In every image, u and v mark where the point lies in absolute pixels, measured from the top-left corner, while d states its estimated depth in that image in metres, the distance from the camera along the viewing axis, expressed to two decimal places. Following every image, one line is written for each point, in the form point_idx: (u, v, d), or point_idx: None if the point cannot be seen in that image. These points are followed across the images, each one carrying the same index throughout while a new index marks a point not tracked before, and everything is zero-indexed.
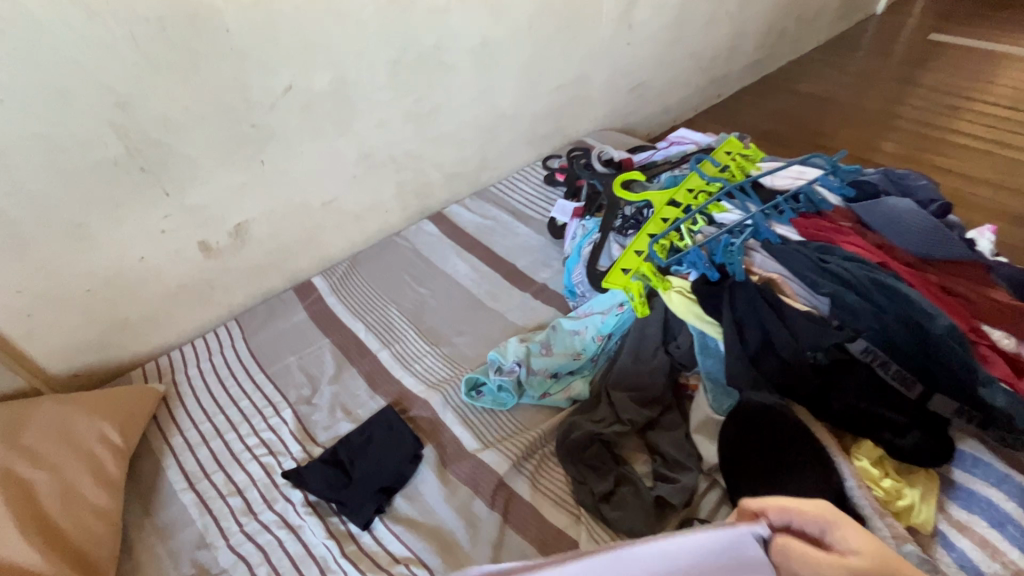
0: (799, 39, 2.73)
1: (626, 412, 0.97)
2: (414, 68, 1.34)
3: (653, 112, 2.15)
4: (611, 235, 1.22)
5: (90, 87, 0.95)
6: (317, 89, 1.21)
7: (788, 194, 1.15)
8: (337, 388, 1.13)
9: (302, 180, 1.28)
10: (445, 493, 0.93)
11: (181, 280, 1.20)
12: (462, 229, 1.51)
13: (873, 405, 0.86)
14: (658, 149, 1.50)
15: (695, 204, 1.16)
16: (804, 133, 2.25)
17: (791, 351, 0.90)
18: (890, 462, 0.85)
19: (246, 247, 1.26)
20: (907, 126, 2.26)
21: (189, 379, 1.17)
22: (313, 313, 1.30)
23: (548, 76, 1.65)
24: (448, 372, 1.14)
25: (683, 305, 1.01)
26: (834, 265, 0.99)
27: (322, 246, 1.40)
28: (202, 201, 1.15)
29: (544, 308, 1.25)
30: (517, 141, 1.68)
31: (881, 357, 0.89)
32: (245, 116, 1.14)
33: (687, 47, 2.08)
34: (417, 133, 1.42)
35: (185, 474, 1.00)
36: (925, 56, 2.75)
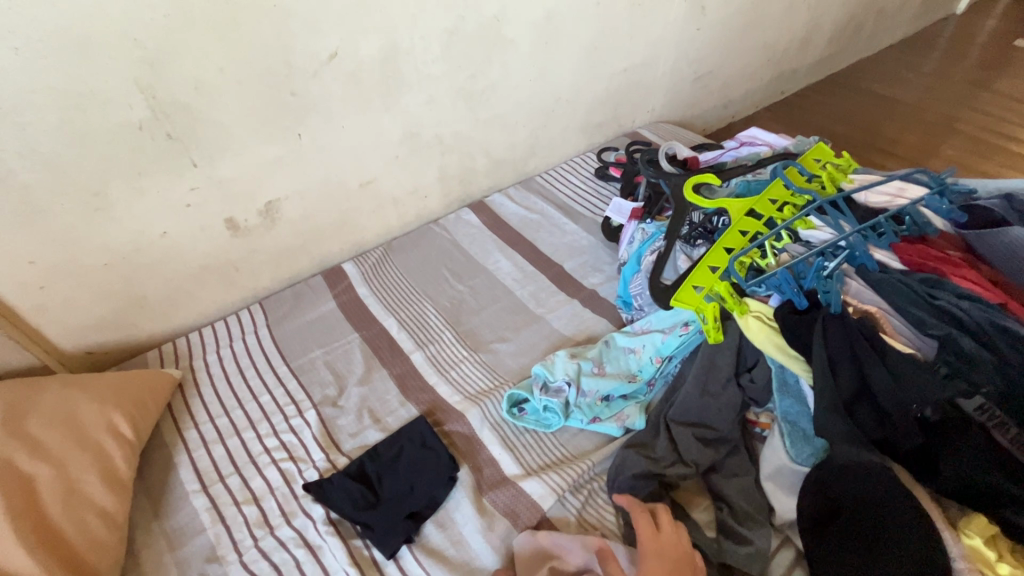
0: (875, 35, 2.52)
1: (690, 453, 0.86)
2: (471, 41, 1.21)
3: (713, 106, 1.99)
4: (677, 244, 1.09)
5: (118, 41, 0.85)
6: (365, 57, 1.09)
7: (889, 213, 1.01)
8: (366, 390, 1.03)
9: (340, 157, 1.17)
10: (481, 524, 0.84)
11: (204, 258, 1.11)
12: (505, 221, 1.39)
13: (992, 474, 0.72)
14: (728, 149, 1.36)
15: (780, 218, 1.04)
16: (874, 138, 2.07)
17: (892, 401, 0.77)
18: (1005, 541, 0.72)
19: (277, 226, 1.17)
20: (995, 138, 2.05)
21: (207, 366, 1.09)
22: (343, 303, 1.21)
23: (610, 58, 1.50)
24: (487, 381, 1.04)
25: (762, 334, 0.89)
26: (946, 302, 0.85)
27: (355, 230, 1.29)
28: (233, 174, 1.05)
29: (595, 319, 1.14)
30: (569, 129, 1.55)
31: (1000, 418, 0.76)
32: (285, 83, 1.03)
33: (759, 36, 1.91)
34: (466, 113, 1.30)
35: (199, 474, 0.93)
36: (1012, 62, 2.50)
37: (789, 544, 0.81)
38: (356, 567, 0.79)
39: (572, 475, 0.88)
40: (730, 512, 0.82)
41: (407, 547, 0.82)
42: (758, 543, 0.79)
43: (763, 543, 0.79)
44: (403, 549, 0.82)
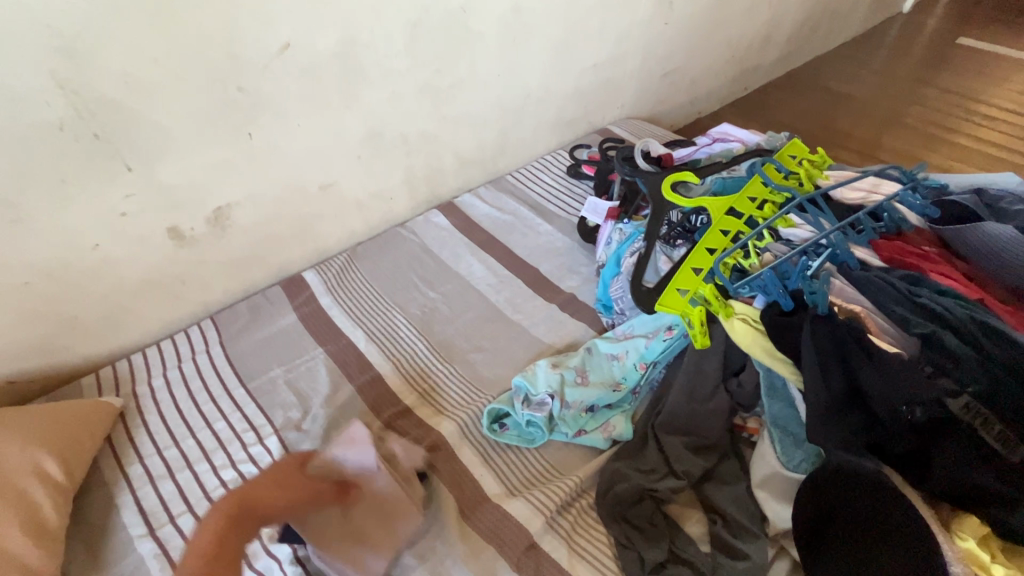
0: (831, 32, 2.58)
1: (680, 463, 0.83)
2: (435, 34, 1.14)
3: (681, 102, 1.98)
4: (657, 245, 1.06)
5: (29, 28, 0.74)
6: (321, 50, 1.00)
7: (867, 209, 1.00)
8: (334, 412, 0.95)
9: (296, 158, 1.08)
10: (465, 553, 0.78)
11: (145, 271, 1.00)
12: (477, 223, 1.33)
13: (981, 475, 0.71)
14: (701, 146, 1.34)
15: (760, 216, 1.02)
16: (835, 133, 2.11)
17: (884, 403, 0.75)
18: (995, 542, 0.72)
19: (228, 235, 1.07)
20: (945, 132, 2.12)
21: (152, 392, 0.99)
22: (305, 315, 1.12)
23: (580, 53, 1.46)
24: (464, 396, 0.98)
25: (749, 337, 0.87)
26: (928, 299, 0.85)
27: (316, 236, 1.20)
28: (174, 179, 0.95)
29: (575, 324, 1.09)
30: (539, 126, 1.50)
31: (985, 415, 0.74)
32: (231, 78, 0.93)
33: (723, 33, 1.91)
34: (432, 110, 1.23)
35: (144, 515, 0.83)
36: (957, 60, 2.60)
37: (784, 553, 0.78)
38: None
39: (559, 494, 0.83)
40: (724, 524, 0.79)
41: None
42: (755, 556, 0.76)
43: (759, 556, 0.76)
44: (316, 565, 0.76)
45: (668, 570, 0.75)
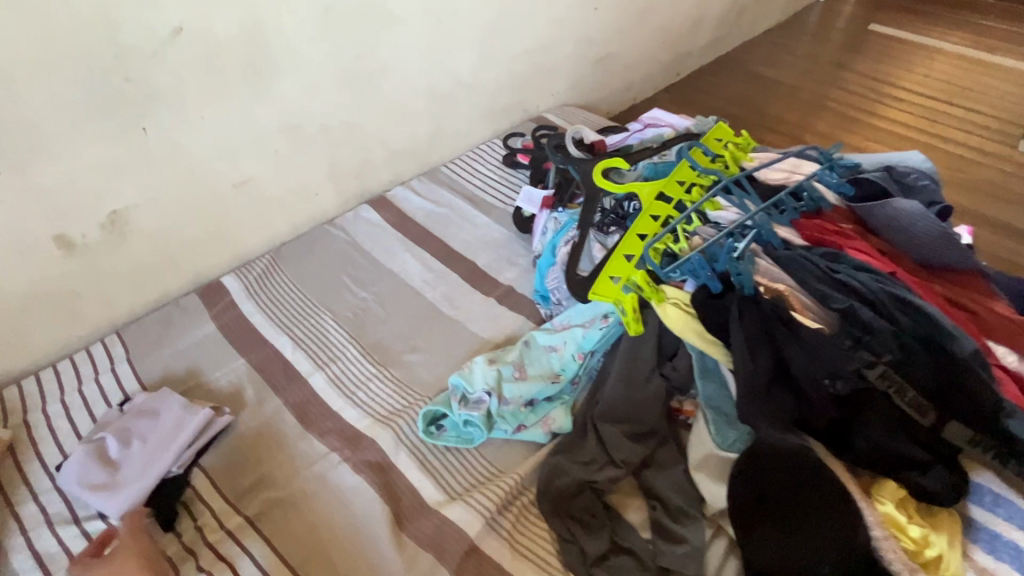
0: (757, 19, 2.66)
1: (619, 452, 0.82)
2: (350, 17, 1.07)
3: (617, 88, 1.98)
4: (591, 232, 1.05)
5: None
6: (220, 35, 0.92)
7: (788, 190, 1.03)
8: (258, 426, 0.89)
9: (202, 155, 0.99)
10: (402, 565, 0.74)
11: (30, 286, 0.90)
12: (410, 217, 1.28)
13: (901, 442, 0.75)
14: (633, 132, 1.34)
15: (689, 200, 1.02)
16: (763, 117, 2.18)
17: (808, 378, 0.78)
18: (912, 502, 0.75)
19: (129, 242, 0.97)
20: (862, 114, 2.23)
21: (48, 420, 0.89)
22: (223, 324, 1.04)
23: (509, 39, 1.42)
24: (399, 400, 0.93)
25: (681, 322, 0.87)
26: (846, 275, 0.88)
27: (234, 238, 1.12)
28: (55, 182, 0.86)
29: (514, 317, 1.07)
30: (473, 115, 1.46)
31: (899, 383, 0.80)
32: (114, 67, 0.84)
33: (653, 18, 1.93)
34: (354, 99, 1.16)
35: (40, 558, 0.74)
36: (872, 44, 2.74)
37: (722, 532, 0.79)
38: None
39: (499, 494, 0.80)
40: (664, 509, 0.79)
41: None
42: (694, 539, 0.76)
43: (697, 539, 0.76)
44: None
45: (610, 561, 0.75)
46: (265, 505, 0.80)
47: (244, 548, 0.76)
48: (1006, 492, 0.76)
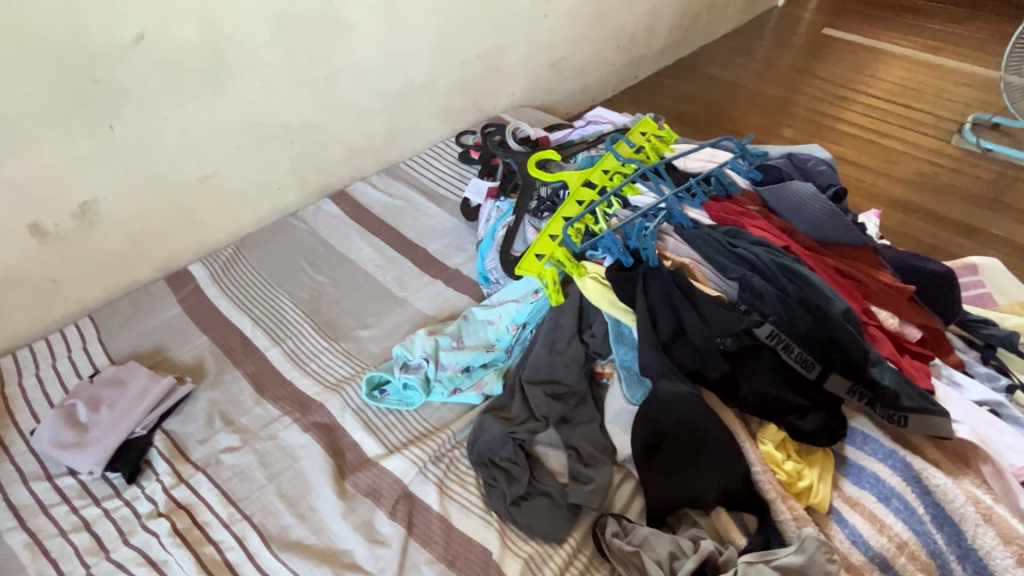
0: (712, 24, 2.80)
1: (539, 408, 0.92)
2: (304, 25, 1.17)
3: (573, 90, 2.10)
4: (526, 217, 1.16)
5: None
6: (180, 41, 1.02)
7: (700, 176, 1.15)
8: (217, 394, 0.98)
9: (166, 150, 1.08)
10: (343, 508, 0.83)
11: (6, 271, 0.98)
12: (367, 210, 1.37)
13: (781, 390, 0.86)
14: (575, 128, 1.45)
15: (611, 185, 1.13)
16: (714, 117, 2.31)
17: (702, 336, 0.88)
18: (792, 443, 0.86)
19: (98, 230, 1.06)
20: (807, 113, 2.37)
21: (24, 392, 0.97)
22: (189, 307, 1.13)
23: (461, 44, 1.53)
24: (348, 369, 1.03)
25: (598, 293, 0.97)
26: (743, 249, 0.99)
27: (200, 228, 1.21)
28: (28, 174, 0.94)
29: (457, 296, 1.17)
30: (429, 115, 1.56)
31: (786, 340, 0.89)
32: (82, 69, 0.93)
33: (605, 24, 2.05)
34: (311, 100, 1.26)
35: (14, 510, 0.82)
36: (822, 48, 2.89)
37: (630, 475, 0.90)
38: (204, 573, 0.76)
39: (433, 448, 0.90)
40: (577, 456, 0.89)
41: (266, 544, 0.80)
42: (601, 480, 0.86)
43: (604, 478, 0.86)
44: (201, 540, 0.80)
45: (527, 501, 0.84)
46: (222, 461, 0.89)
47: (200, 496, 0.84)
48: (874, 432, 0.86)
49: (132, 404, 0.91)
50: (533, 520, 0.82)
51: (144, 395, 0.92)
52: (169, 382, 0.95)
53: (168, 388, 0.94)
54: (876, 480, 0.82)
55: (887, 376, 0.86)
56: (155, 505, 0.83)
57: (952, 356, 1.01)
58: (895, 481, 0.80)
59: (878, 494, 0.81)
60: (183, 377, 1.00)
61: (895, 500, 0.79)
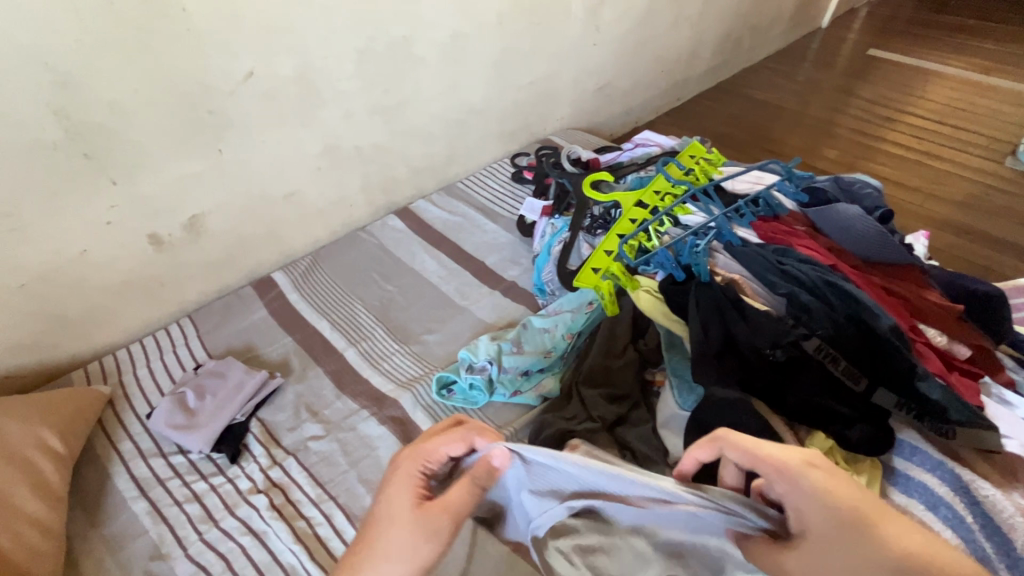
0: (754, 47, 2.85)
1: (597, 409, 0.99)
2: (382, 59, 1.30)
3: (617, 112, 2.19)
4: (580, 234, 1.24)
5: (26, 63, 0.87)
6: (280, 76, 1.16)
7: (748, 198, 1.22)
8: (302, 388, 1.10)
9: (261, 171, 1.22)
10: None
11: (127, 274, 1.13)
12: (429, 225, 1.49)
13: (826, 399, 0.90)
14: (624, 151, 1.53)
15: (662, 206, 1.22)
16: (757, 138, 2.35)
17: (751, 346, 0.94)
18: (840, 451, 0.89)
19: (201, 240, 1.20)
20: (851, 134, 2.39)
21: (138, 380, 1.11)
22: (274, 309, 1.26)
23: (516, 73, 1.65)
24: (418, 370, 1.13)
25: (651, 306, 1.04)
26: (791, 267, 1.05)
27: (283, 240, 1.35)
28: (152, 191, 1.08)
29: (514, 306, 1.26)
30: (485, 137, 1.68)
31: (834, 354, 0.93)
32: (201, 102, 1.07)
33: (650, 51, 2.14)
34: (383, 125, 1.39)
35: (137, 482, 0.95)
36: (867, 69, 2.90)
37: None
38: (300, 544, 0.86)
39: None
40: (633, 457, 0.95)
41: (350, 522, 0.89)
42: None
43: None
44: (295, 516, 0.90)
45: None
46: (309, 447, 0.99)
47: (292, 477, 0.95)
48: (922, 444, 0.90)
49: (233, 394, 1.03)
50: None
51: (242, 388, 1.04)
52: (264, 377, 1.06)
53: (262, 382, 1.06)
54: (924, 489, 0.85)
55: (935, 391, 0.88)
56: (254, 483, 0.95)
57: (1002, 376, 1.03)
58: (944, 490, 0.84)
59: (926, 502, 0.84)
60: (273, 371, 1.12)
61: (943, 508, 0.83)
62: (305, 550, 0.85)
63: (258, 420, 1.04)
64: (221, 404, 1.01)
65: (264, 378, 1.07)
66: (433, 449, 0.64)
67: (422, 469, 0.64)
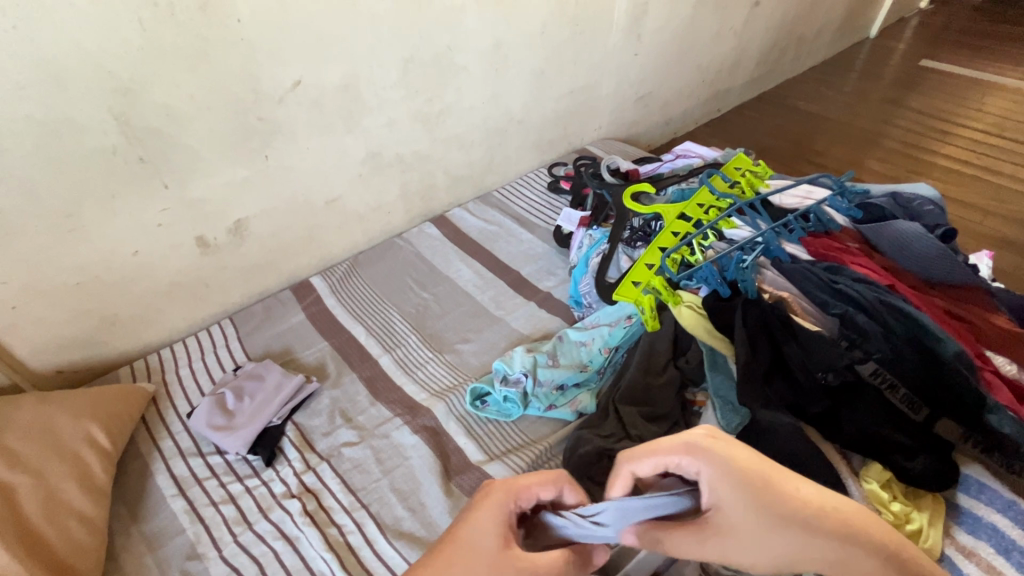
0: (799, 57, 2.77)
1: (635, 428, 0.95)
2: (425, 68, 1.31)
3: (656, 123, 2.16)
4: (620, 246, 1.22)
5: (92, 71, 0.91)
6: (327, 85, 1.18)
7: (797, 212, 1.18)
8: (337, 393, 1.10)
9: (305, 177, 1.24)
10: (449, 505, 0.91)
11: (175, 275, 1.16)
12: (465, 233, 1.48)
13: (885, 429, 0.85)
14: (665, 161, 1.50)
15: (706, 219, 1.19)
16: (801, 150, 2.28)
17: (803, 370, 0.90)
18: (899, 485, 0.84)
19: (245, 244, 1.23)
20: (903, 147, 2.28)
21: (179, 379, 1.13)
22: (312, 314, 1.27)
23: (557, 82, 1.64)
24: (451, 380, 1.12)
25: (694, 322, 1.01)
26: (844, 285, 1.00)
27: (322, 245, 1.36)
28: (202, 195, 1.11)
29: (549, 317, 1.24)
30: (522, 146, 1.67)
31: (892, 381, 0.88)
32: (251, 109, 1.10)
33: (692, 61, 2.10)
34: (424, 133, 1.40)
35: (175, 480, 0.97)
36: (920, 79, 2.78)
37: None
38: (332, 552, 0.86)
39: (529, 458, 0.96)
40: None
41: (382, 532, 0.88)
42: None
43: None
44: (328, 524, 0.90)
45: None
46: (343, 453, 0.99)
47: (325, 483, 0.95)
48: (992, 482, 0.83)
49: (272, 398, 1.04)
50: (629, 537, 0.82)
51: (280, 391, 1.05)
52: (303, 380, 1.07)
53: (300, 386, 1.07)
54: (994, 531, 0.79)
55: (1006, 424, 0.82)
56: (288, 487, 0.95)
57: None
58: (1017, 533, 0.77)
59: (996, 546, 0.78)
60: (309, 376, 1.12)
61: (1017, 553, 0.76)
62: (337, 559, 0.85)
63: (294, 424, 1.05)
64: (259, 406, 1.02)
65: (302, 382, 1.08)
66: (528, 488, 0.60)
67: (512, 506, 0.59)
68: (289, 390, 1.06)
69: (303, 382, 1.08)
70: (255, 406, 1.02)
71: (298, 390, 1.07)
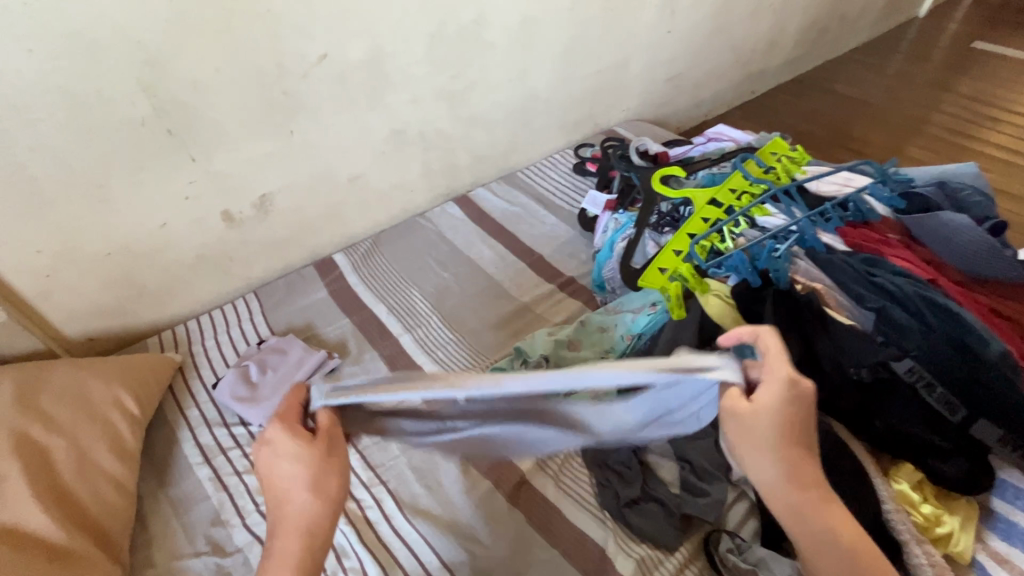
0: (840, 38, 2.64)
1: None
2: (452, 43, 1.28)
3: (686, 105, 2.09)
4: (646, 231, 1.19)
5: (120, 40, 0.90)
6: (351, 59, 1.16)
7: (835, 201, 1.13)
8: (358, 370, 1.11)
9: (329, 153, 1.24)
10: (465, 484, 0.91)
11: (200, 248, 1.17)
12: (487, 214, 1.46)
13: (916, 427, 0.83)
14: (696, 145, 1.45)
15: (738, 206, 1.15)
16: (838, 136, 2.19)
17: (833, 363, 0.87)
18: (929, 486, 0.83)
19: (269, 219, 1.23)
20: (948, 134, 2.17)
21: (205, 351, 1.16)
22: (333, 290, 1.28)
23: (585, 60, 1.59)
24: (471, 360, 1.11)
25: (722, 311, 0.95)
26: (883, 279, 0.94)
27: (345, 222, 1.37)
28: (227, 168, 1.12)
29: (571, 302, 1.22)
30: (548, 126, 1.63)
31: (928, 379, 0.83)
32: (277, 83, 1.09)
33: (727, 39, 2.02)
34: (449, 110, 1.37)
35: (201, 448, 0.99)
36: (970, 63, 2.62)
37: (744, 496, 0.88)
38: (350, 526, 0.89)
39: None
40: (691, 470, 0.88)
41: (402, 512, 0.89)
42: (716, 494, 0.85)
43: (719, 494, 0.85)
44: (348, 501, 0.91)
45: (640, 505, 0.86)
46: None
47: None
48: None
49: (292, 373, 1.05)
50: (646, 524, 0.84)
51: (300, 366, 1.06)
52: (322, 356, 1.08)
53: (320, 362, 1.08)
54: None
55: None
56: None
57: None
58: None
59: None
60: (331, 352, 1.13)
61: None
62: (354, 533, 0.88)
63: None
64: (279, 381, 1.03)
65: (319, 359, 1.08)
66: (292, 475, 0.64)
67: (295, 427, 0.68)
68: (308, 366, 1.06)
69: (323, 358, 1.09)
70: (276, 381, 1.03)
71: (316, 366, 1.07)
